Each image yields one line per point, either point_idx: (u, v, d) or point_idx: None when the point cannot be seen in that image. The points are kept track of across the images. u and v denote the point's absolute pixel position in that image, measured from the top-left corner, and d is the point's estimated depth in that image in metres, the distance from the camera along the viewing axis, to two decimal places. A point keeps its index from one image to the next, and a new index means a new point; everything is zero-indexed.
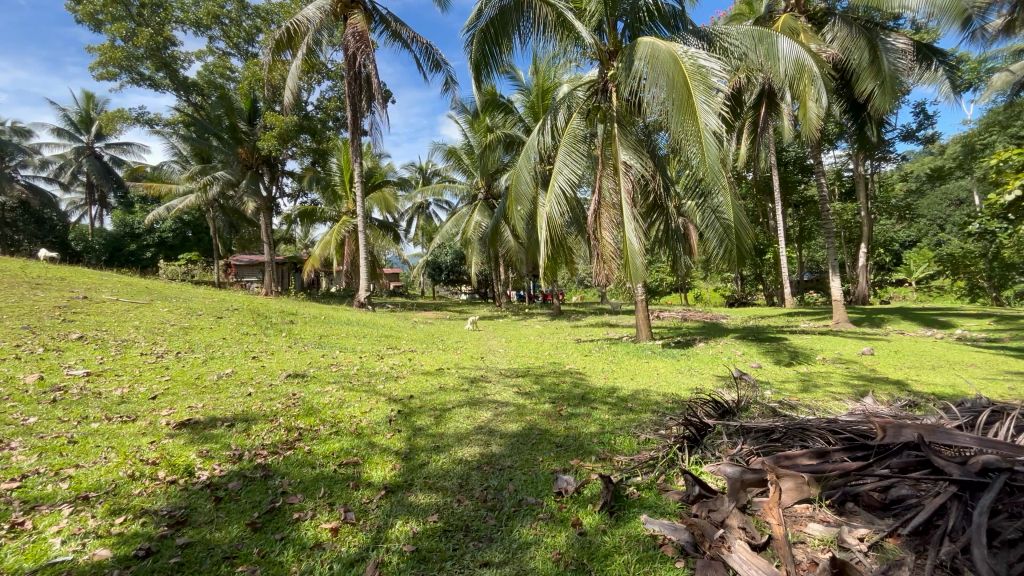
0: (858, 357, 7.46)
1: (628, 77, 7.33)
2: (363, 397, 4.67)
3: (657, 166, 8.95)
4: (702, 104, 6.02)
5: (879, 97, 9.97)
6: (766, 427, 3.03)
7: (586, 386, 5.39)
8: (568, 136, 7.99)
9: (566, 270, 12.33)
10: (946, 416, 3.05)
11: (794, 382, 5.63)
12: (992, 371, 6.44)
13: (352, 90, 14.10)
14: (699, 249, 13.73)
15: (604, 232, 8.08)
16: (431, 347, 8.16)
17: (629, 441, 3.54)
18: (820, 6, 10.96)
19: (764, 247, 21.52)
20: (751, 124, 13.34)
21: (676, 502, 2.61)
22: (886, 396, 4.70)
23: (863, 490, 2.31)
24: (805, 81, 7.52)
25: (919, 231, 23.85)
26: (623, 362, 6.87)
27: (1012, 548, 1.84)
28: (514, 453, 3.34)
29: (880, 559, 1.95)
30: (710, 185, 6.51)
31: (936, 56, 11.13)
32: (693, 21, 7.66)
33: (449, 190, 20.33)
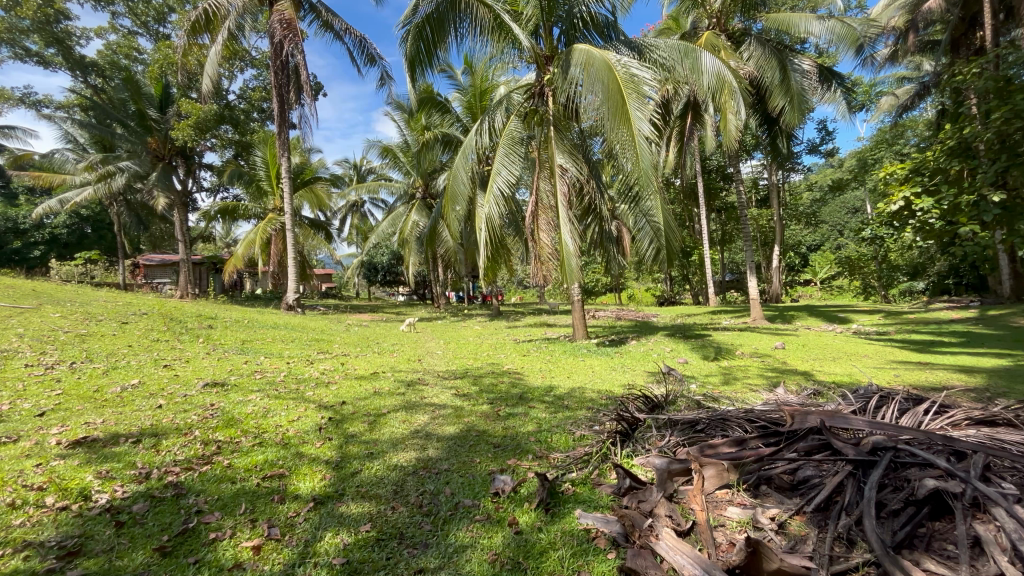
0: (771, 351, 8.13)
1: (564, 82, 7.49)
2: (291, 405, 4.42)
3: (592, 170, 9.24)
4: (635, 111, 6.29)
5: (789, 113, 10.94)
6: (691, 418, 3.23)
7: (524, 385, 5.45)
8: (506, 138, 8.04)
9: (505, 272, 12.47)
10: (844, 402, 3.40)
11: (716, 375, 6.04)
12: (882, 360, 7.26)
13: (279, 80, 13.35)
14: (631, 251, 14.30)
15: (541, 234, 8.23)
16: (366, 351, 7.90)
17: (565, 438, 3.61)
18: (738, 27, 11.80)
19: (691, 249, 22.83)
20: (679, 133, 14.14)
21: (609, 495, 2.70)
22: (794, 386, 5.16)
23: (775, 473, 2.51)
24: (725, 95, 8.09)
25: (823, 236, 26.34)
26: (560, 361, 7.00)
27: (897, 517, 2.07)
28: (451, 456, 3.30)
29: (788, 537, 2.12)
30: (642, 189, 6.80)
31: (835, 79, 12.40)
32: (625, 31, 7.98)
33: (385, 189, 19.81)
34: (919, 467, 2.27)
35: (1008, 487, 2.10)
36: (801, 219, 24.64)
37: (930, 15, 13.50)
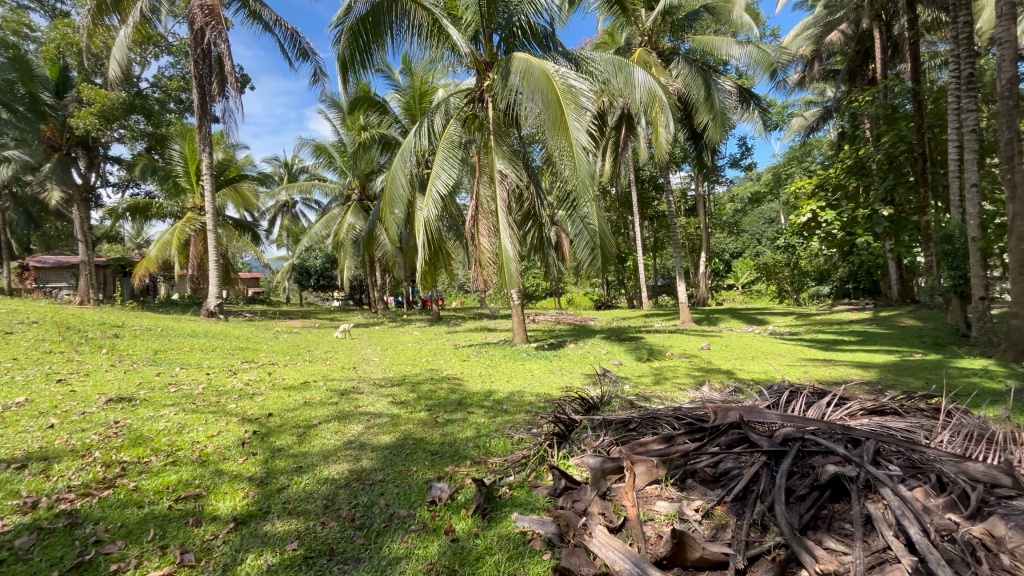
0: (698, 351, 8.65)
1: (504, 89, 7.55)
2: (210, 419, 4.10)
3: (531, 177, 9.39)
4: (573, 121, 6.49)
5: (713, 129, 11.72)
6: (624, 418, 3.35)
7: (463, 391, 5.40)
8: (445, 142, 7.97)
9: (445, 276, 12.38)
10: (761, 398, 3.69)
11: (647, 376, 6.32)
12: (793, 359, 7.94)
13: (199, 70, 12.42)
14: (569, 256, 14.65)
15: (481, 238, 8.25)
16: (297, 359, 7.51)
17: (503, 442, 3.63)
18: (667, 46, 12.49)
19: (626, 255, 23.75)
20: (614, 143, 14.71)
21: (545, 497, 2.73)
22: (718, 384, 5.52)
23: (698, 467, 2.65)
24: (656, 109, 8.53)
25: (743, 244, 28.39)
26: (499, 365, 7.03)
27: (803, 501, 2.27)
28: (387, 466, 3.20)
29: (711, 525, 2.26)
30: (579, 197, 7.03)
31: (753, 99, 13.43)
32: (563, 43, 8.18)
33: (319, 189, 18.98)
34: (822, 454, 2.50)
35: (893, 469, 2.37)
36: (724, 228, 26.41)
37: (831, 47, 15.01)
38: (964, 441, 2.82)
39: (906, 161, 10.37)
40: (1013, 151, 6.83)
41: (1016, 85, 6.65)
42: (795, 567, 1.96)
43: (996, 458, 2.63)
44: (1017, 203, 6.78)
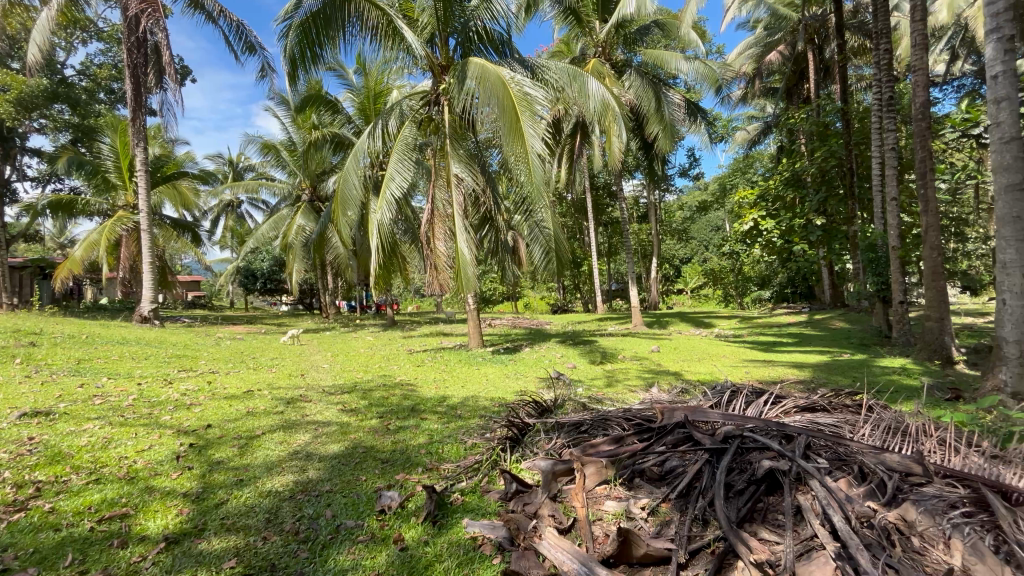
0: (649, 353, 8.94)
1: (460, 93, 7.54)
2: (140, 433, 3.84)
3: (488, 181, 9.41)
4: (528, 129, 6.58)
5: (663, 139, 12.20)
6: (576, 420, 3.40)
7: (417, 397, 5.33)
8: (400, 144, 7.85)
9: (400, 280, 12.17)
10: (706, 398, 3.85)
11: (600, 378, 6.47)
12: (736, 360, 8.34)
13: (134, 60, 11.65)
14: (526, 261, 14.77)
15: (437, 242, 8.17)
16: (239, 366, 7.14)
17: (455, 448, 3.61)
18: (620, 57, 12.86)
19: (581, 260, 24.21)
20: (569, 150, 15.01)
21: (496, 501, 2.74)
22: (666, 385, 5.73)
23: (646, 466, 2.73)
24: (610, 119, 8.77)
25: (692, 250, 29.58)
26: (454, 370, 7.00)
27: (741, 496, 2.39)
28: (334, 476, 3.10)
29: (656, 523, 2.35)
30: (534, 203, 7.12)
31: (700, 113, 14.09)
32: (519, 50, 8.19)
33: (266, 188, 18.19)
34: (758, 450, 2.64)
35: (821, 462, 2.54)
36: (674, 235, 27.43)
37: (771, 66, 15.98)
38: (883, 433, 3.07)
39: (836, 175, 11.16)
40: (927, 168, 7.49)
41: (928, 108, 7.33)
42: (732, 559, 2.06)
43: (909, 449, 2.88)
44: (929, 216, 7.45)
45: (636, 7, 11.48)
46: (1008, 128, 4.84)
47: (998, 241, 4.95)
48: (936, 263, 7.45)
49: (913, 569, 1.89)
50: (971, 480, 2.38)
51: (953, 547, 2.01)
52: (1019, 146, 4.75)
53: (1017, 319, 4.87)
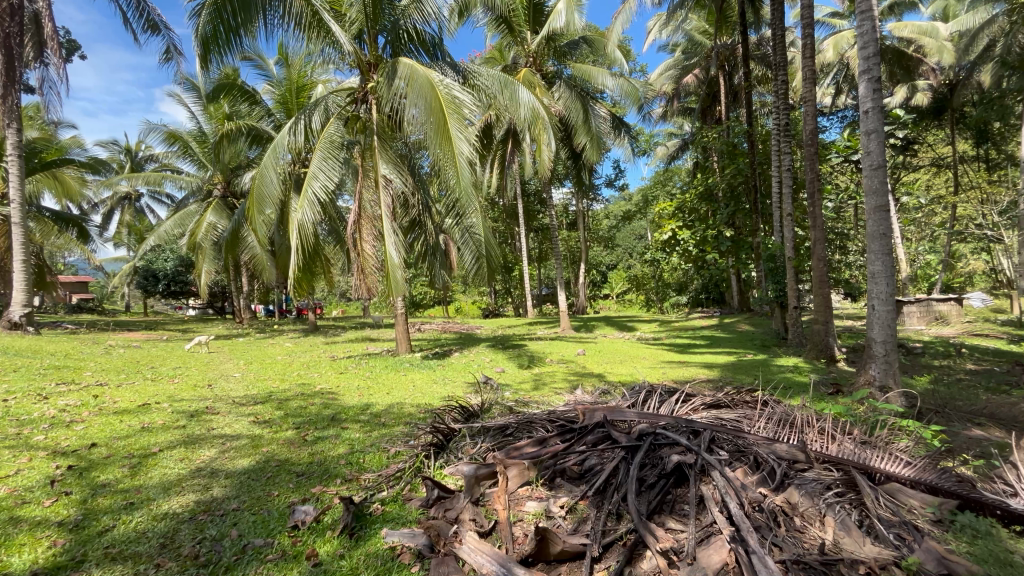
0: (575, 356, 9.24)
1: (389, 92, 7.38)
2: (3, 457, 3.33)
3: (417, 184, 9.27)
4: (456, 132, 6.57)
5: (590, 150, 12.74)
6: (501, 424, 3.44)
7: (338, 405, 5.12)
8: (324, 141, 7.52)
9: (323, 283, 11.62)
10: (625, 398, 4.05)
11: (527, 382, 6.60)
12: (654, 361, 8.86)
13: (8, 28, 10.13)
14: (457, 265, 14.70)
15: (364, 244, 7.89)
16: (133, 378, 6.45)
17: (378, 457, 3.50)
18: (551, 69, 13.21)
19: (512, 265, 24.48)
20: (501, 157, 15.24)
21: (417, 508, 2.70)
22: (590, 387, 5.96)
23: (566, 466, 2.83)
24: (540, 128, 8.95)
25: (617, 257, 31.00)
26: (380, 376, 6.81)
27: (652, 489, 2.55)
28: (242, 493, 2.90)
29: (573, 520, 2.44)
30: (464, 207, 7.10)
31: (624, 127, 14.87)
32: (450, 54, 8.14)
33: (171, 181, 16.58)
34: (668, 446, 2.84)
35: (722, 454, 2.77)
36: (601, 242, 28.56)
37: (688, 88, 17.21)
38: (775, 426, 3.41)
39: (742, 191, 12.24)
40: (816, 188, 8.41)
41: (816, 135, 8.27)
42: (641, 549, 2.20)
43: (795, 438, 3.22)
44: (817, 231, 8.37)
45: (565, 21, 11.97)
46: (876, 156, 5.60)
47: (869, 254, 5.68)
48: (823, 273, 8.39)
49: (794, 545, 2.13)
50: (843, 464, 2.72)
51: (826, 524, 2.30)
52: (885, 173, 5.52)
53: (884, 322, 5.60)
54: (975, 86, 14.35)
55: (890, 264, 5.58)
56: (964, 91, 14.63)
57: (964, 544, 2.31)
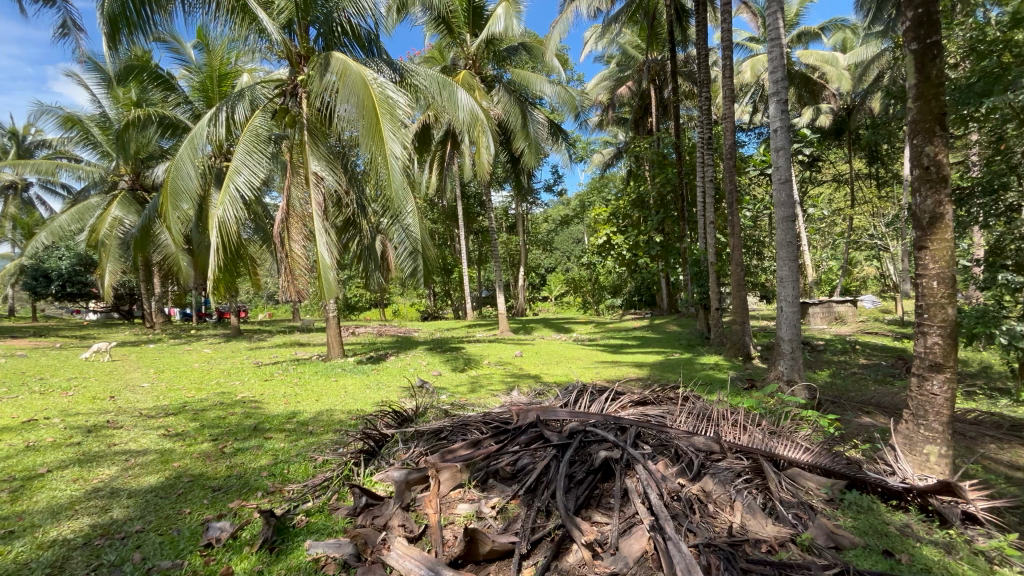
0: (513, 358, 9.32)
1: (320, 87, 7.09)
2: None
3: (351, 182, 8.96)
4: (389, 132, 6.45)
5: (529, 155, 12.95)
6: (435, 427, 3.41)
7: (261, 415, 4.82)
8: (248, 134, 7.07)
9: (248, 285, 10.94)
10: (559, 398, 4.15)
11: (464, 385, 6.56)
12: (589, 361, 9.14)
13: None
14: (393, 267, 14.34)
15: (293, 244, 7.51)
16: (17, 391, 5.71)
17: (304, 467, 3.35)
18: (490, 73, 13.28)
19: (452, 267, 24.26)
20: (440, 159, 15.10)
21: (344, 517, 2.62)
22: (525, 388, 6.05)
23: (498, 467, 2.86)
24: (479, 131, 8.96)
25: (556, 260, 31.60)
26: (309, 383, 6.48)
27: (581, 485, 2.65)
28: (148, 513, 2.67)
29: (504, 520, 2.48)
30: (399, 208, 6.98)
31: (562, 134, 15.27)
32: (387, 51, 7.97)
33: (67, 171, 14.84)
34: (597, 442, 2.95)
35: (646, 448, 2.92)
36: (539, 245, 29.03)
37: (622, 99, 17.95)
38: (695, 420, 3.64)
39: (671, 200, 12.96)
40: (734, 200, 9.07)
41: (734, 149, 8.92)
42: (568, 543, 2.28)
43: (712, 431, 3.46)
44: (735, 238, 9.04)
45: (503, 27, 12.10)
46: (784, 171, 6.12)
47: (778, 261, 6.23)
48: (740, 277, 9.05)
49: (706, 530, 2.30)
50: (753, 452, 2.97)
51: (735, 508, 2.50)
52: (791, 186, 6.01)
53: (790, 322, 6.18)
54: (866, 111, 16.14)
55: (796, 269, 6.15)
56: (858, 116, 16.36)
57: (850, 519, 2.61)
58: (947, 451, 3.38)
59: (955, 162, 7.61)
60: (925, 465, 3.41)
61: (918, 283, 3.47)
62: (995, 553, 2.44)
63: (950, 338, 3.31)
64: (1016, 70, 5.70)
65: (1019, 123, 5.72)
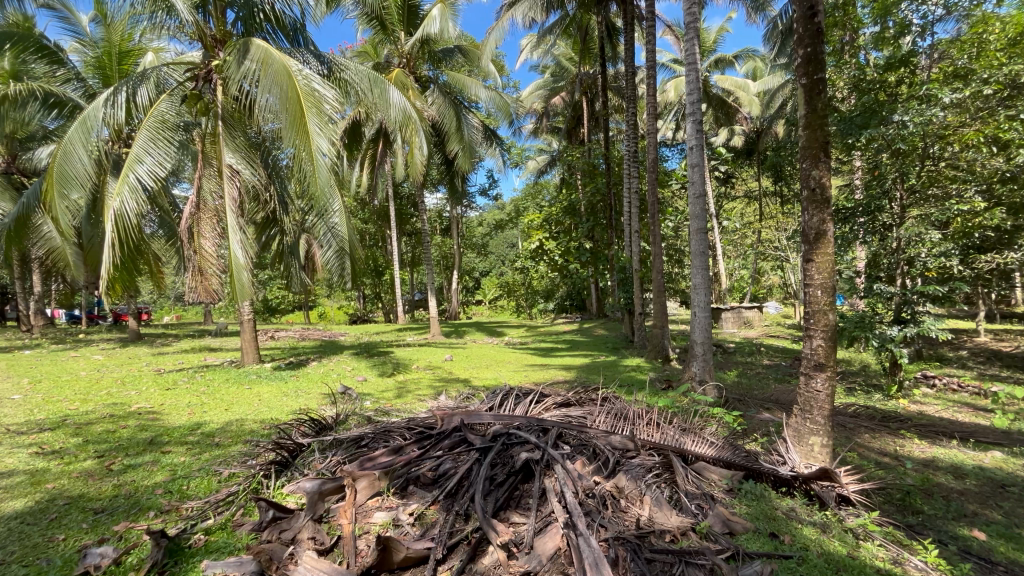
0: (443, 362, 9.24)
1: (237, 75, 6.61)
2: None
3: (271, 176, 8.43)
4: (315, 127, 6.15)
5: (462, 158, 12.89)
6: (356, 435, 3.30)
7: (160, 427, 4.40)
8: (151, 118, 6.45)
9: (150, 284, 9.95)
10: (485, 401, 4.17)
11: (390, 390, 6.39)
12: (519, 365, 9.26)
13: None
14: (318, 268, 13.70)
15: (203, 241, 6.94)
16: None
17: (206, 482, 3.11)
18: (426, 73, 13.13)
19: (383, 269, 23.53)
20: (372, 157, 14.65)
21: (249, 533, 2.47)
22: (453, 393, 6.02)
23: (418, 473, 2.82)
24: (411, 132, 8.82)
25: (490, 264, 31.71)
26: (219, 391, 6.01)
27: (501, 486, 2.69)
28: (11, 543, 2.35)
29: (421, 526, 2.47)
30: (324, 206, 6.67)
31: (496, 138, 15.37)
32: (314, 42, 7.63)
33: None
34: (519, 445, 3.01)
35: (566, 448, 3.02)
36: (474, 249, 29.02)
37: (556, 108, 18.46)
38: (613, 419, 3.81)
39: (600, 209, 13.49)
40: (657, 211, 9.63)
41: (657, 163, 9.48)
42: (484, 546, 2.31)
43: (629, 430, 3.63)
44: (657, 247, 9.59)
45: (439, 28, 11.98)
46: (699, 185, 6.57)
47: (692, 269, 6.68)
48: (661, 284, 9.62)
49: (617, 524, 2.42)
50: (663, 449, 3.17)
51: (644, 502, 2.66)
52: (704, 201, 6.50)
53: (702, 326, 6.66)
54: (773, 135, 17.81)
55: (708, 277, 6.64)
56: (766, 139, 18.00)
57: (744, 506, 2.87)
58: (828, 441, 3.81)
59: (842, 184, 8.61)
60: (810, 454, 3.82)
61: (806, 292, 3.88)
62: (860, 530, 2.80)
63: (830, 341, 3.73)
64: (888, 107, 6.57)
65: (890, 154, 6.60)
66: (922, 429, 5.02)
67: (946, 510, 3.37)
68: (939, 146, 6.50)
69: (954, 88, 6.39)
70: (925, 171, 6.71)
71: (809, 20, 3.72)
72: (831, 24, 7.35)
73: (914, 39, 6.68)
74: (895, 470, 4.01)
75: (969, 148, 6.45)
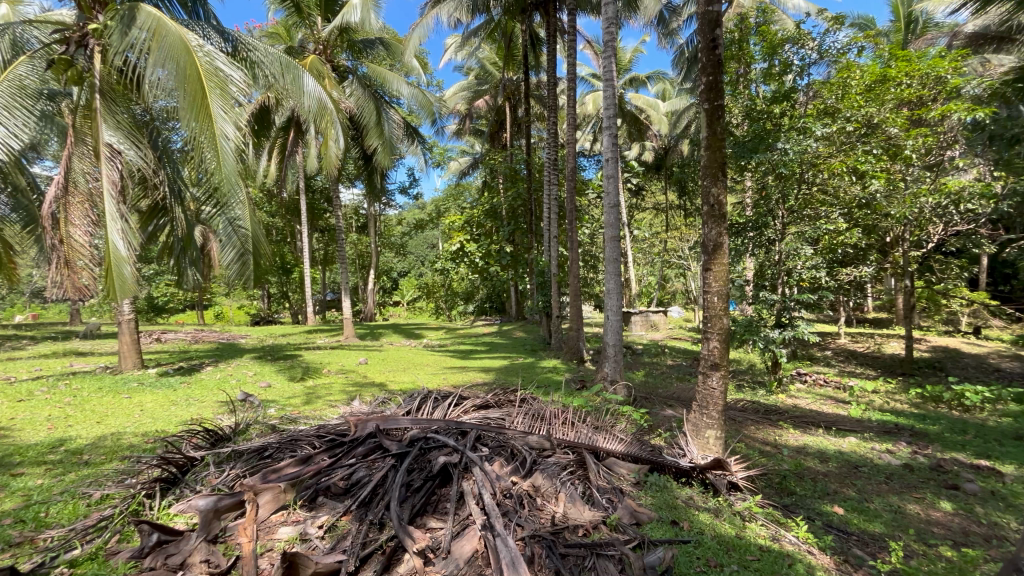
0: (357, 366, 8.82)
1: (120, 43, 5.82)
2: None
3: (161, 159, 7.55)
4: (218, 109, 5.60)
5: (381, 154, 12.45)
6: (259, 446, 3.06)
7: (10, 446, 3.74)
8: (6, 82, 5.51)
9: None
10: (402, 405, 4.05)
11: (298, 396, 5.99)
12: (437, 367, 9.13)
13: None
14: (216, 264, 12.50)
15: (72, 229, 6.03)
16: None
17: (72, 506, 2.70)
18: (343, 63, 12.54)
19: (291, 266, 22.02)
20: (281, 146, 13.71)
21: (127, 561, 2.19)
22: (367, 397, 5.78)
23: (329, 483, 2.67)
24: (327, 122, 8.36)
25: (409, 264, 30.93)
26: (90, 401, 5.26)
27: (417, 492, 2.63)
28: None
29: (331, 538, 2.34)
30: (226, 196, 6.11)
31: (418, 137, 15.07)
32: (217, 16, 6.97)
33: None
34: (437, 449, 2.96)
35: (484, 450, 3.03)
36: (392, 248, 28.17)
37: (479, 111, 18.52)
38: (530, 420, 3.89)
39: (521, 213, 13.74)
40: (574, 218, 9.97)
41: (575, 172, 9.85)
42: (400, 554, 2.25)
43: (546, 429, 3.73)
44: (574, 252, 9.96)
45: (360, 18, 11.42)
46: (613, 195, 6.95)
47: (606, 275, 7.03)
48: (577, 288, 9.99)
49: (532, 522, 2.48)
50: (577, 447, 3.30)
51: (559, 499, 2.74)
52: (617, 210, 6.88)
53: (614, 328, 7.01)
54: (679, 152, 19.28)
55: (619, 283, 7.01)
56: (673, 156, 19.46)
57: (648, 497, 3.07)
58: (721, 433, 4.20)
59: (736, 201, 9.54)
60: (707, 446, 4.19)
61: (705, 297, 4.25)
62: (746, 512, 3.12)
63: (724, 342, 4.11)
64: (774, 135, 7.41)
65: (775, 177, 7.43)
66: (796, 420, 5.71)
67: (814, 489, 3.87)
68: (813, 172, 7.46)
69: (825, 123, 7.39)
70: (801, 194, 7.67)
71: (711, 50, 4.06)
72: (729, 56, 8.09)
73: (795, 77, 7.59)
74: (774, 457, 4.52)
75: (835, 176, 7.47)
